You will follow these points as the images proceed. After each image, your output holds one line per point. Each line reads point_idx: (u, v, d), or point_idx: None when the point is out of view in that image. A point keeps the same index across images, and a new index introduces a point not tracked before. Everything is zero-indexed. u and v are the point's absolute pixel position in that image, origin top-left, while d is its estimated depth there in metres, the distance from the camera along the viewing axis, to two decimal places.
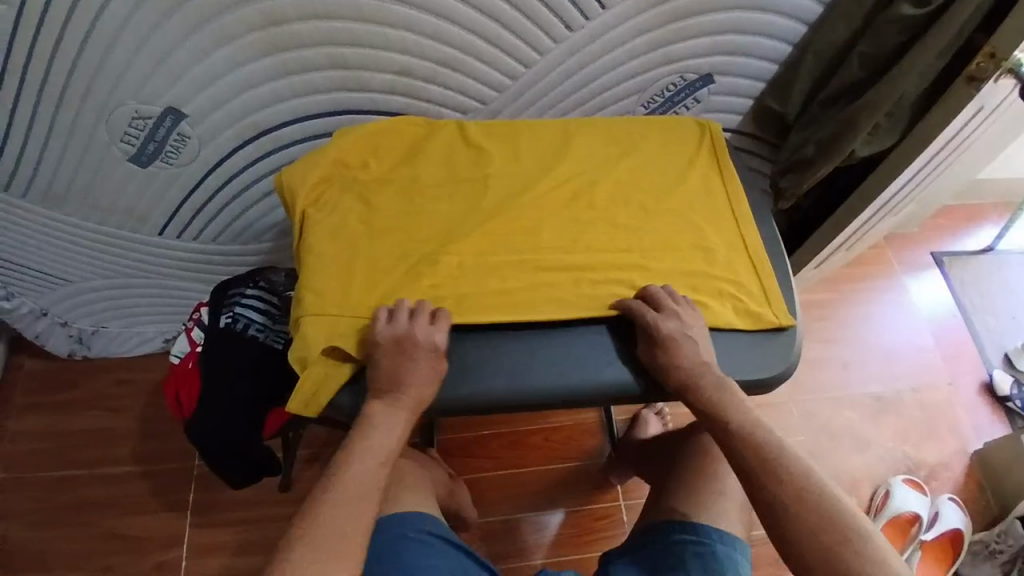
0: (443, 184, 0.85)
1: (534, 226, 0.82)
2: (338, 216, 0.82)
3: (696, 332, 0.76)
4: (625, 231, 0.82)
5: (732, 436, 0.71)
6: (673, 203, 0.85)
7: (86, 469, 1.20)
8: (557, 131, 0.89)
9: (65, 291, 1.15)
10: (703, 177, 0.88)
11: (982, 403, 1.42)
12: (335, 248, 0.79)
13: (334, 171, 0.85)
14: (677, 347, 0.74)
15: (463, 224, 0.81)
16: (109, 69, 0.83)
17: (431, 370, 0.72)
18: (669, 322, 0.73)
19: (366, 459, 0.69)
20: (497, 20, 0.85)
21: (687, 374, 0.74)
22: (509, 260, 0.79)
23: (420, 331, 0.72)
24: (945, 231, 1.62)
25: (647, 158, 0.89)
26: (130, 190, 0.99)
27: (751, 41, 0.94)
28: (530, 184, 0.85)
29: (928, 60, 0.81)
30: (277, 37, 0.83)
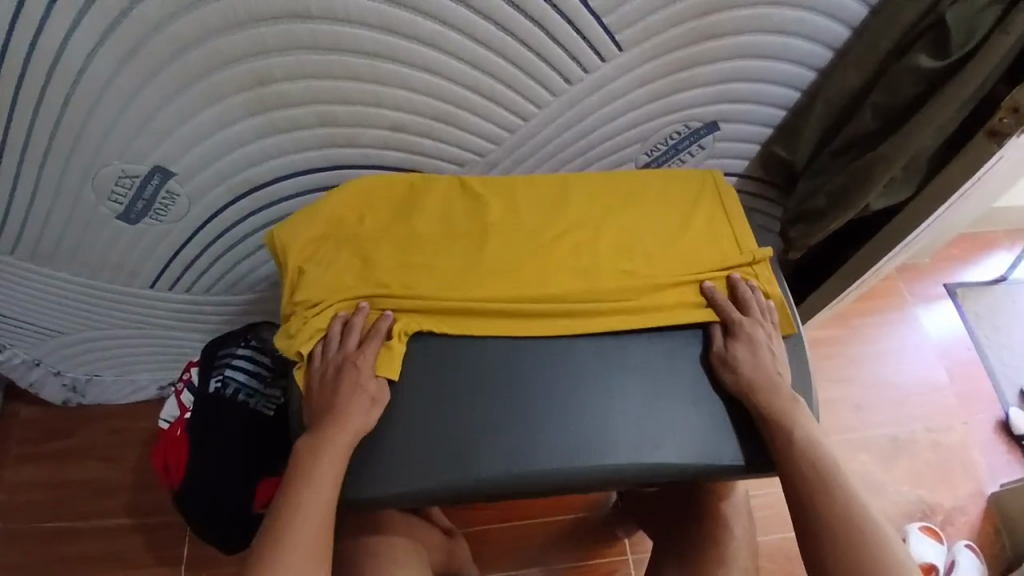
0: (440, 237, 0.81)
1: (534, 277, 0.78)
2: (332, 275, 0.78)
3: (774, 341, 0.78)
4: (630, 276, 0.79)
5: (796, 462, 0.70)
6: (679, 248, 0.81)
7: (80, 522, 1.18)
8: (556, 183, 0.86)
9: (56, 342, 1.12)
10: (709, 220, 0.84)
11: (998, 442, 1.38)
12: (330, 298, 0.77)
13: (328, 227, 0.82)
14: (757, 348, 0.76)
15: (462, 283, 0.78)
16: (93, 131, 0.81)
17: (366, 395, 0.72)
18: (754, 325, 0.77)
19: (311, 496, 0.67)
20: (492, 75, 0.83)
21: (761, 373, 0.74)
22: (507, 310, 0.76)
23: (351, 355, 0.74)
24: (959, 261, 1.58)
25: (651, 210, 0.85)
26: (119, 246, 0.96)
27: (757, 89, 0.91)
28: (531, 232, 0.81)
29: (950, 112, 0.77)
30: (266, 97, 0.80)
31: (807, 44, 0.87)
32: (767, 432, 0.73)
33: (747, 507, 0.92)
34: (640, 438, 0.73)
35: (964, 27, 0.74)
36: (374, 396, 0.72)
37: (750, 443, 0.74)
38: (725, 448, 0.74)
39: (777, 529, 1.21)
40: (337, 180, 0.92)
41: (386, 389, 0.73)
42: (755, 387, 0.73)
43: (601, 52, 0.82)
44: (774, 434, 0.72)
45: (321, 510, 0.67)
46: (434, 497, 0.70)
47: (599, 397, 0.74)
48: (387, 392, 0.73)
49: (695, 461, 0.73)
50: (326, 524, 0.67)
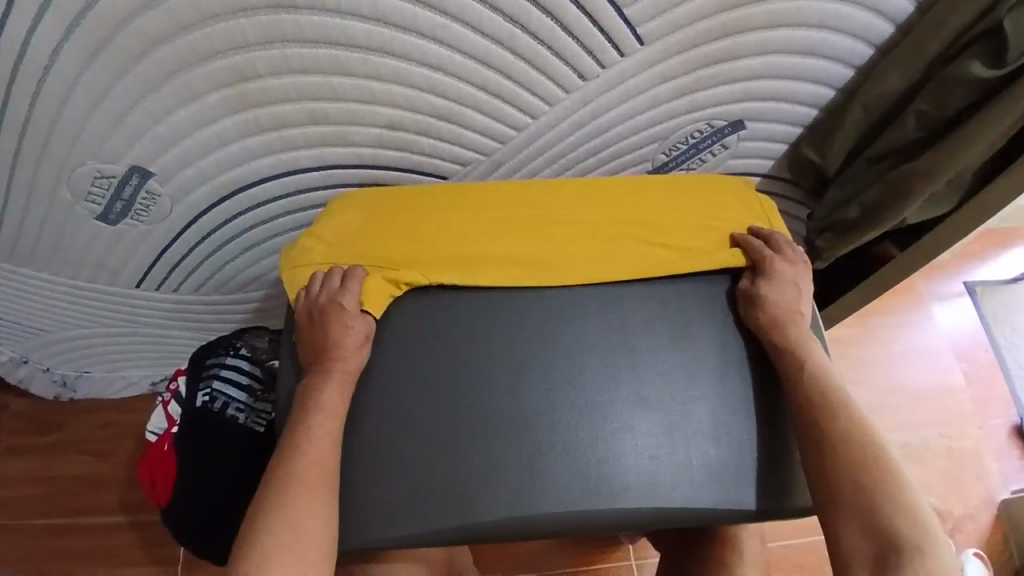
0: (481, 190, 0.81)
1: (546, 252, 0.77)
2: (362, 216, 0.80)
3: (801, 280, 0.77)
4: (642, 248, 0.78)
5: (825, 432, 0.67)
6: (699, 219, 0.80)
7: (73, 519, 1.16)
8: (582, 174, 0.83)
9: (40, 340, 1.08)
10: (741, 201, 0.83)
11: (1012, 447, 1.34)
12: (345, 245, 0.78)
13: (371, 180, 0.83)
14: (784, 287, 0.75)
15: (483, 237, 0.78)
16: (64, 130, 0.73)
17: (353, 331, 0.71)
18: (785, 263, 0.76)
19: (309, 438, 0.66)
20: (499, 69, 0.75)
21: (784, 309, 0.74)
22: (517, 261, 0.76)
23: (335, 293, 0.73)
24: (980, 257, 1.51)
25: (668, 180, 0.83)
26: (98, 247, 0.90)
27: (789, 86, 0.84)
28: (549, 201, 0.81)
29: (1004, 126, 0.70)
30: (250, 94, 0.73)
31: (847, 37, 0.79)
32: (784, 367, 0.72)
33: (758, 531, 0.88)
34: (649, 483, 0.68)
35: None
36: (362, 332, 0.72)
37: (771, 490, 0.70)
38: (742, 486, 0.69)
39: (785, 537, 1.19)
40: (331, 180, 0.85)
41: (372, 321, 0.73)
42: (782, 324, 0.73)
43: (620, 45, 0.74)
44: (787, 364, 0.72)
45: (320, 468, 0.65)
46: (432, 542, 0.66)
47: (609, 433, 0.69)
48: (371, 326, 0.73)
49: (710, 506, 0.68)
50: (328, 481, 0.65)
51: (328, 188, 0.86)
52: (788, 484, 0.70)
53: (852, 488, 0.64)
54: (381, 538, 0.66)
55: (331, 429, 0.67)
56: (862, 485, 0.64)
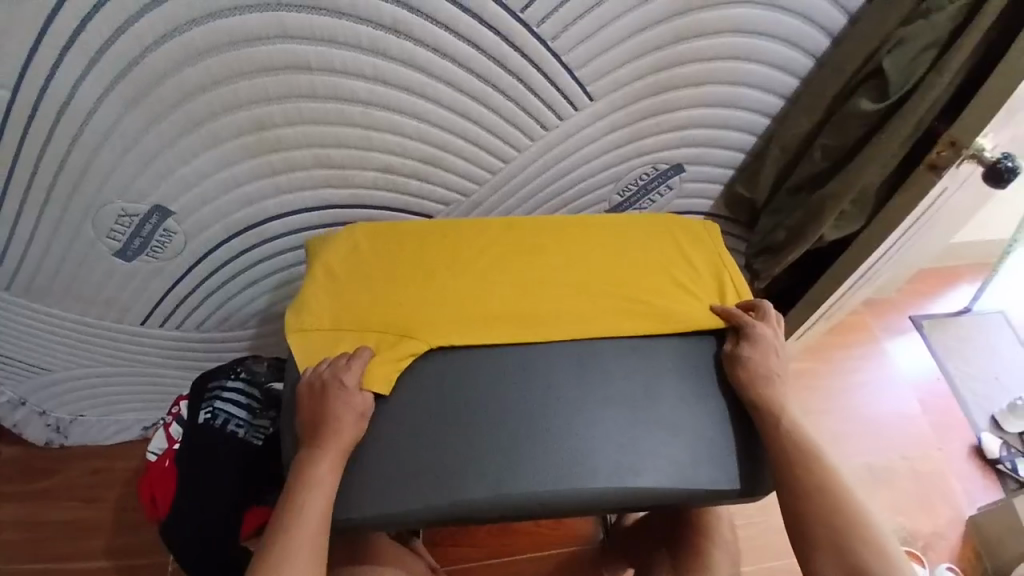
0: (473, 257, 0.86)
1: (535, 306, 0.82)
2: (362, 286, 0.83)
3: (783, 344, 0.81)
4: (632, 315, 0.82)
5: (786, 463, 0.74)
6: (681, 287, 0.86)
7: (55, 565, 1.16)
8: (560, 229, 0.90)
9: (43, 380, 1.13)
10: (712, 254, 0.90)
11: (974, 468, 1.42)
12: (347, 312, 0.81)
13: (365, 244, 0.87)
14: (765, 351, 0.79)
15: (480, 301, 0.82)
16: (98, 171, 0.85)
17: (353, 410, 0.72)
18: (769, 329, 0.80)
19: (303, 517, 0.67)
20: (475, 121, 0.90)
21: (765, 372, 0.78)
22: (512, 318, 0.81)
23: (339, 370, 0.74)
24: (924, 295, 1.66)
25: (644, 245, 0.89)
26: (112, 282, 0.99)
27: (719, 133, 1.00)
28: (539, 265, 0.87)
29: (890, 150, 0.87)
30: (264, 140, 0.86)
31: (762, 93, 0.97)
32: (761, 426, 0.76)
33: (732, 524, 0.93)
34: (619, 466, 0.73)
35: (900, 73, 0.84)
36: (360, 410, 0.73)
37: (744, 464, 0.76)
38: (703, 474, 0.74)
39: (761, 558, 1.23)
40: (329, 218, 0.97)
41: (372, 400, 0.74)
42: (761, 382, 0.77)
43: (575, 101, 0.90)
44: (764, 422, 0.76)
45: (311, 549, 0.67)
46: (412, 518, 0.71)
47: (577, 419, 0.75)
48: (371, 403, 0.74)
49: (669, 486, 0.73)
50: (318, 559, 0.67)
51: (327, 225, 0.98)
52: (760, 472, 0.76)
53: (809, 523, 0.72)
54: (365, 515, 0.71)
55: (328, 501, 0.69)
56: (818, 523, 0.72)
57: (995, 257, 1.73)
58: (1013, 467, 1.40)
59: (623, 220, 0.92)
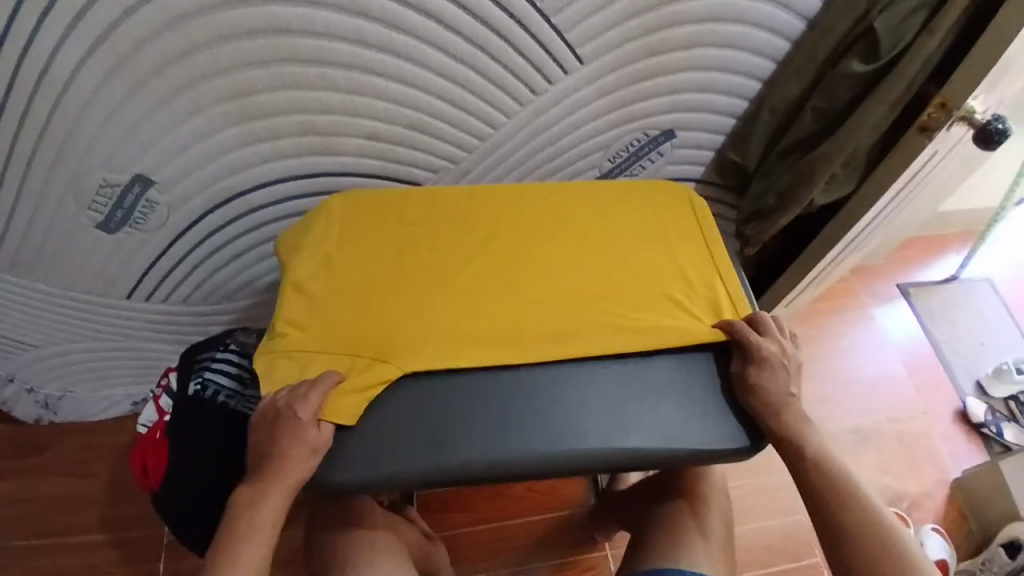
0: (450, 271, 0.82)
1: (515, 323, 0.78)
2: (333, 304, 0.79)
3: (790, 360, 0.78)
4: (617, 332, 0.78)
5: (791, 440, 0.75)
6: (674, 306, 0.81)
7: (51, 539, 1.16)
8: (540, 239, 0.86)
9: (30, 356, 1.12)
10: (708, 273, 0.85)
11: (959, 431, 1.45)
12: (320, 333, 0.77)
13: (336, 256, 0.83)
14: (774, 372, 0.76)
15: (458, 319, 0.78)
16: (78, 141, 0.83)
17: (307, 444, 0.69)
18: (773, 345, 0.77)
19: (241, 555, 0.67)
20: (463, 86, 0.88)
21: (777, 395, 0.75)
22: (491, 338, 0.77)
23: (295, 399, 0.71)
24: (912, 263, 1.68)
25: (629, 254, 0.86)
26: (97, 255, 0.97)
27: (711, 98, 0.99)
28: (521, 279, 0.82)
29: (881, 111, 0.87)
30: (247, 107, 0.84)
31: (754, 56, 0.95)
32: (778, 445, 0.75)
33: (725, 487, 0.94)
34: (613, 425, 0.73)
35: (892, 34, 0.84)
36: (314, 445, 0.69)
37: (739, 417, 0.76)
38: (700, 432, 0.74)
39: (750, 518, 1.26)
40: (315, 187, 0.95)
41: (329, 432, 0.70)
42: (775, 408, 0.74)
43: (564, 64, 0.89)
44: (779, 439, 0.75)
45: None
46: (407, 482, 0.70)
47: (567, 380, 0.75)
48: (329, 435, 0.70)
49: (661, 445, 0.73)
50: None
51: (314, 194, 0.96)
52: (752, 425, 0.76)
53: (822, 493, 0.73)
54: (352, 481, 0.69)
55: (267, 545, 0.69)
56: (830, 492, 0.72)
57: (982, 224, 1.74)
58: (998, 431, 1.43)
59: (606, 224, 0.89)
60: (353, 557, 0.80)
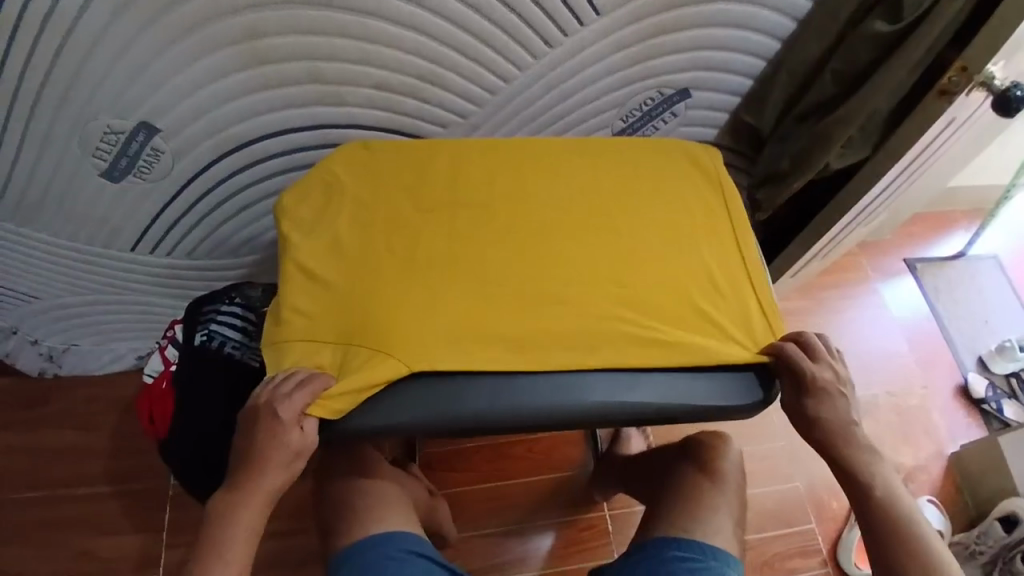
0: (464, 259, 0.78)
1: (531, 320, 0.75)
2: (339, 289, 0.75)
3: (847, 384, 0.75)
4: (636, 338, 0.75)
5: (849, 461, 0.74)
6: (698, 318, 0.77)
7: (56, 490, 1.17)
8: (558, 224, 0.82)
9: (34, 307, 1.12)
10: (735, 283, 0.81)
11: (958, 406, 1.45)
12: (327, 323, 0.73)
13: (342, 237, 0.79)
14: (830, 401, 0.74)
15: (472, 311, 0.74)
16: (82, 84, 0.81)
17: (287, 447, 0.67)
18: (828, 372, 0.74)
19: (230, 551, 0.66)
20: (476, 35, 0.86)
21: (836, 423, 0.74)
22: (504, 338, 0.73)
23: (278, 398, 0.67)
24: (918, 238, 1.66)
25: (653, 247, 0.81)
26: (101, 204, 0.96)
27: (728, 56, 0.97)
28: (543, 272, 0.78)
29: (901, 75, 0.86)
30: (254, 52, 0.82)
31: (776, 13, 0.93)
32: (831, 461, 0.74)
33: (742, 462, 0.93)
34: (620, 380, 0.73)
35: None
36: (296, 448, 0.67)
37: (749, 375, 0.76)
38: (707, 387, 0.74)
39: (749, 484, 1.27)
40: (322, 138, 0.94)
41: (313, 434, 0.68)
42: (836, 438, 0.74)
43: (581, 15, 0.86)
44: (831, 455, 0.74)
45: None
46: (415, 432, 0.70)
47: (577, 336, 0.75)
48: (314, 437, 0.68)
49: (670, 402, 0.73)
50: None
51: (321, 147, 0.95)
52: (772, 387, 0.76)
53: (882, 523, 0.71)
54: (361, 427, 0.69)
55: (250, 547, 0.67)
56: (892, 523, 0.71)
57: (991, 202, 1.72)
58: (998, 408, 1.44)
59: (628, 211, 0.84)
60: (363, 508, 0.81)
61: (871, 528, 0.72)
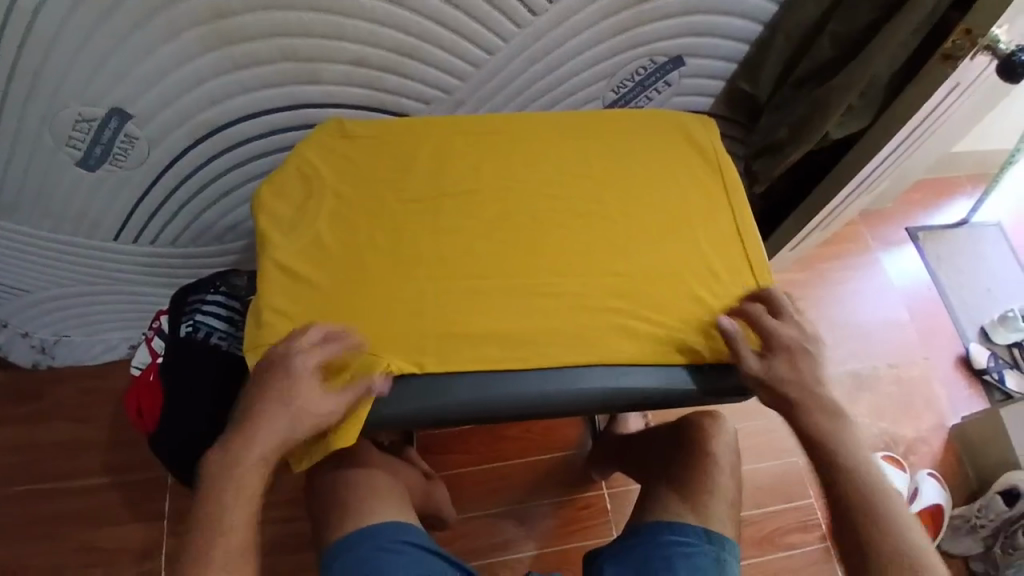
0: (451, 253, 0.76)
1: (521, 313, 0.73)
2: (322, 288, 0.73)
3: (815, 341, 0.73)
4: (631, 330, 0.73)
5: (817, 439, 0.72)
6: (694, 307, 0.75)
7: (55, 483, 1.17)
8: (547, 211, 0.79)
9: (21, 300, 1.10)
10: (732, 270, 0.78)
11: (960, 377, 1.44)
12: (310, 324, 0.71)
13: (323, 234, 0.76)
14: (797, 360, 0.72)
15: (461, 307, 0.73)
16: (48, 70, 0.78)
17: (300, 413, 0.65)
18: (792, 329, 0.72)
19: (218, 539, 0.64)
20: (456, 5, 0.82)
21: (805, 384, 0.72)
22: (495, 334, 0.71)
23: (298, 373, 0.66)
24: (920, 206, 1.63)
25: (647, 235, 0.79)
26: (79, 194, 0.93)
27: (722, 21, 0.93)
28: (534, 263, 0.76)
29: (904, 37, 0.82)
30: (224, 29, 0.79)
31: None
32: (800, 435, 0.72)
33: (737, 445, 0.91)
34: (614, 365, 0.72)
35: None
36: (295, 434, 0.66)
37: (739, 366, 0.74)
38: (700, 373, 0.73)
39: (749, 460, 1.27)
40: (301, 118, 0.91)
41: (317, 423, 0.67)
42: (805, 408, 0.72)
43: None
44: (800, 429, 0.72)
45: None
46: (405, 423, 0.69)
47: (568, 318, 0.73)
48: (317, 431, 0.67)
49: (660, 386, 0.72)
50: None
51: (301, 127, 0.92)
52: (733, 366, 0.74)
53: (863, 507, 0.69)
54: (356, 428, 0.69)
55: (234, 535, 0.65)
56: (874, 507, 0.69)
57: (996, 167, 1.68)
58: (1000, 378, 1.42)
59: (621, 198, 0.81)
60: (354, 500, 0.80)
61: (846, 513, 0.70)
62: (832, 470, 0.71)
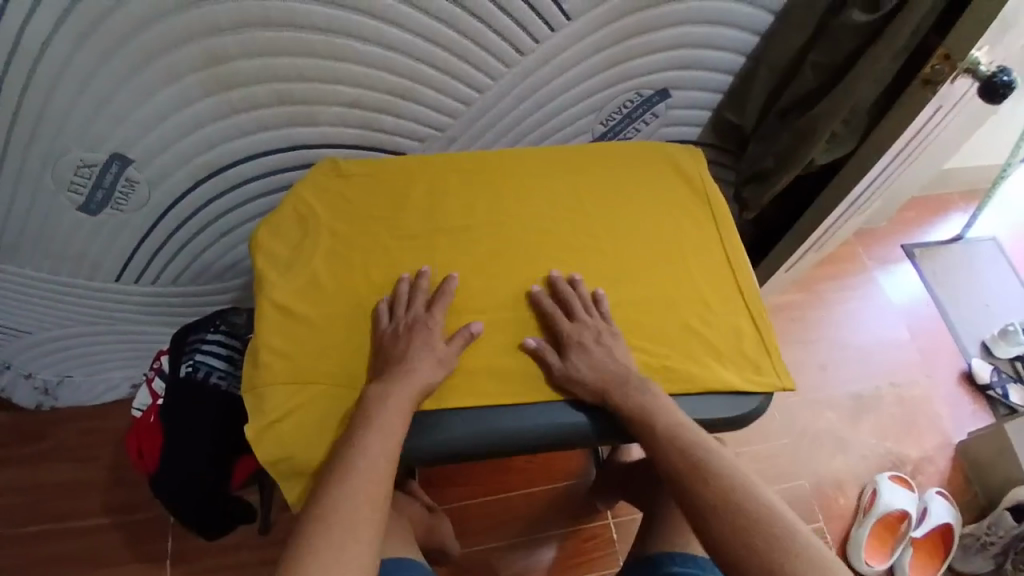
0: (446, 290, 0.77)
1: (517, 349, 0.74)
2: (320, 327, 0.74)
3: (603, 335, 0.74)
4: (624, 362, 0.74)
5: (671, 447, 0.66)
6: (686, 337, 0.76)
7: (57, 524, 1.17)
8: (539, 246, 0.80)
9: (24, 342, 1.11)
10: (724, 299, 0.79)
11: (963, 394, 1.43)
12: (308, 364, 0.72)
13: (318, 273, 0.77)
14: (583, 354, 0.72)
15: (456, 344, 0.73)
16: (50, 119, 0.80)
17: (435, 354, 0.71)
18: (574, 324, 0.73)
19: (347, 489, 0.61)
20: (445, 47, 0.85)
21: (602, 377, 0.71)
22: (491, 370, 0.72)
23: (425, 335, 0.72)
24: (914, 223, 1.64)
25: (637, 266, 0.80)
26: (81, 236, 0.95)
27: (705, 54, 0.95)
28: (528, 297, 0.77)
29: (885, 62, 0.84)
30: (221, 76, 0.81)
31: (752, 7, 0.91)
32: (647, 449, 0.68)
33: None
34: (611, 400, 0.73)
35: None
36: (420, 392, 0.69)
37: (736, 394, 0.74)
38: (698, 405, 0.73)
39: None
40: (298, 159, 0.93)
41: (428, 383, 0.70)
42: (631, 409, 0.69)
43: (550, 20, 0.85)
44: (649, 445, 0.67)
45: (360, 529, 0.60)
46: (408, 461, 0.70)
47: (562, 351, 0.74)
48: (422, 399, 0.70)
49: None
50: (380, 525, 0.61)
51: (298, 167, 0.94)
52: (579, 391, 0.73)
53: (766, 550, 0.58)
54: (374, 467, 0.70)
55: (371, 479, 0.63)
56: (779, 544, 0.58)
57: (988, 183, 1.70)
58: (1004, 393, 1.41)
59: (613, 230, 0.82)
60: None
61: (713, 530, 0.60)
62: (690, 483, 0.64)
